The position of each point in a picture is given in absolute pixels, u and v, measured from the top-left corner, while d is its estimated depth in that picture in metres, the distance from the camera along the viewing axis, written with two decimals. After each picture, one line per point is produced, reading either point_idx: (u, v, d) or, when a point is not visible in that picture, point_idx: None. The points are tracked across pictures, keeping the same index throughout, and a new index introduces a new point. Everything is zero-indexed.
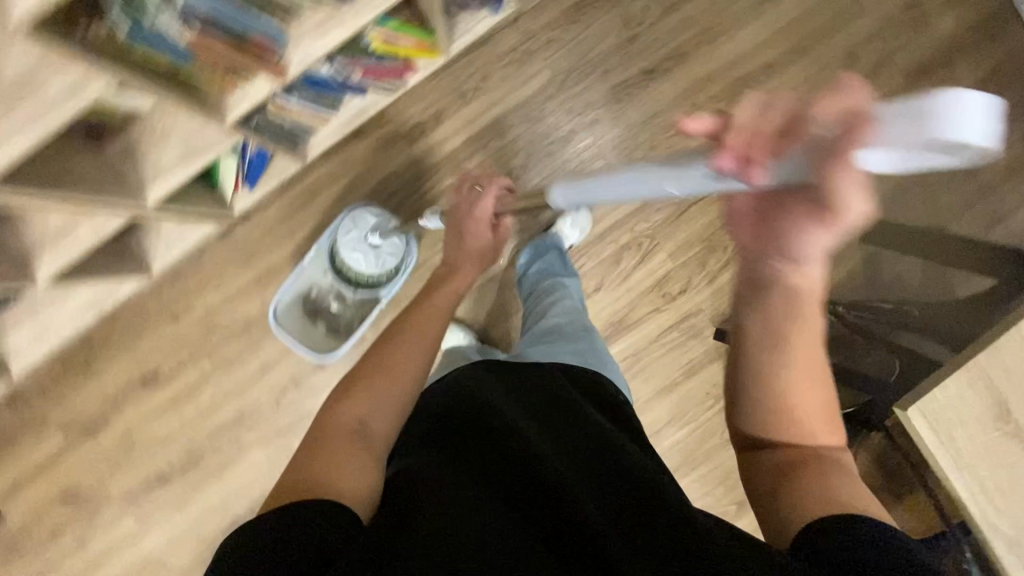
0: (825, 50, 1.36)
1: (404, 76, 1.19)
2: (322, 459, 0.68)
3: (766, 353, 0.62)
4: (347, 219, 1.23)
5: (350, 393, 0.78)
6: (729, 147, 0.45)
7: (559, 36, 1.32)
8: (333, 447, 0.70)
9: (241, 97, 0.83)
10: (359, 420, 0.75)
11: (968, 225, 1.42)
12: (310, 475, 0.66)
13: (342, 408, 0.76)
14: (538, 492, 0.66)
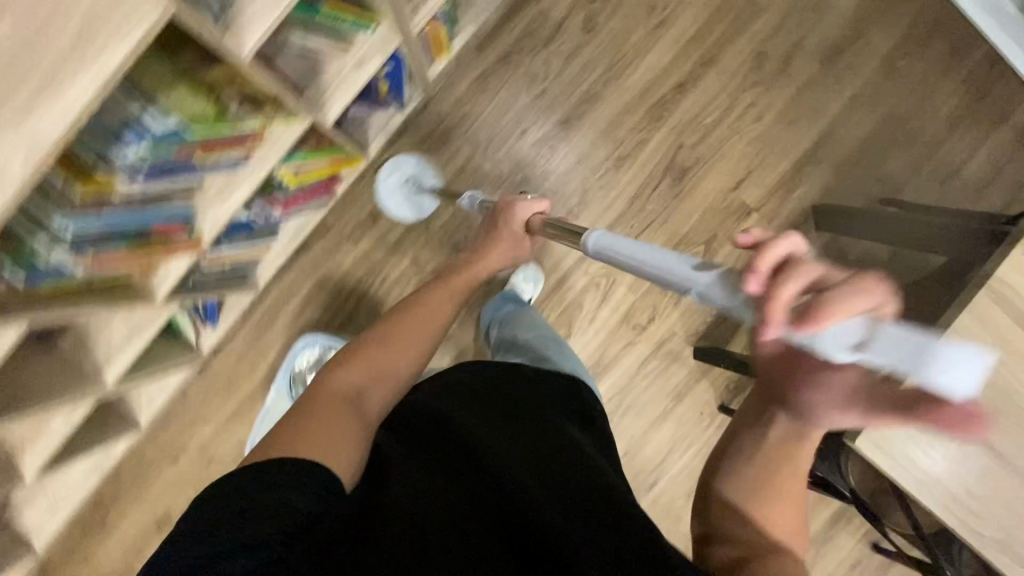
0: (733, 55, 1.36)
1: (330, 189, 1.24)
2: (309, 417, 0.66)
3: (758, 462, 0.63)
4: (389, 164, 1.32)
5: (347, 367, 0.77)
6: (761, 274, 0.45)
7: (471, 109, 1.35)
8: (322, 409, 0.68)
9: (164, 276, 0.88)
10: (354, 387, 0.75)
11: (920, 188, 1.40)
12: (292, 433, 0.63)
13: (339, 375, 0.76)
14: (511, 518, 0.62)
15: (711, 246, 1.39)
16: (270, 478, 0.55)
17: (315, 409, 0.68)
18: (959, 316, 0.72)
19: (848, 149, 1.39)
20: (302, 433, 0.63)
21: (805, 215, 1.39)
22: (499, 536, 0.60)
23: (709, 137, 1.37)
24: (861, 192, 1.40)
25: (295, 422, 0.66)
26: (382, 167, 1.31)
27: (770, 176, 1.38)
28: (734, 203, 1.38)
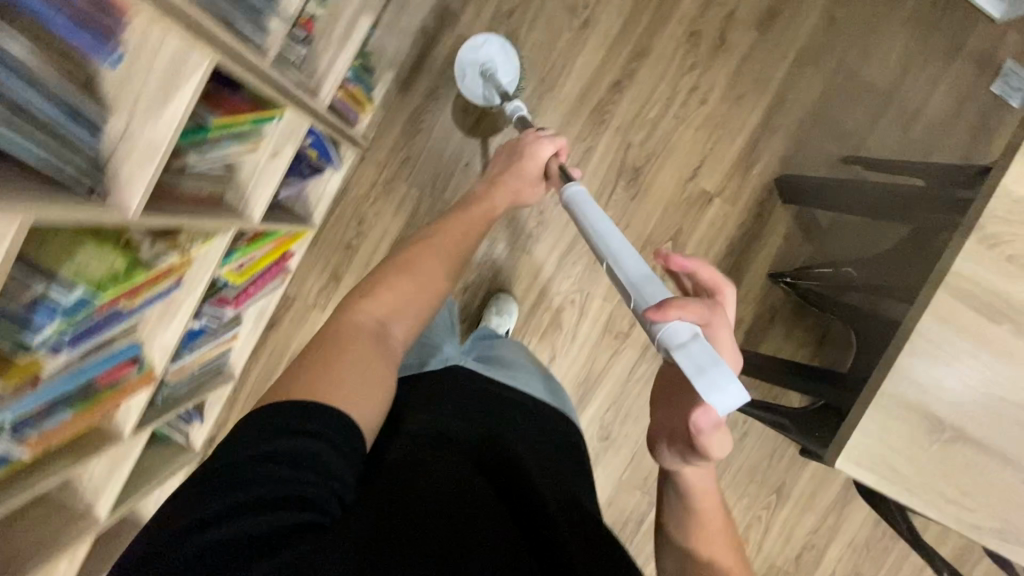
0: (665, 41, 1.30)
1: (282, 267, 1.22)
2: (340, 356, 0.64)
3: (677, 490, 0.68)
4: (481, 39, 1.18)
5: (371, 299, 0.74)
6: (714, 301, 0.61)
7: (409, 151, 1.30)
8: (353, 348, 0.66)
9: (127, 414, 0.87)
10: (377, 321, 0.72)
11: (883, 137, 1.35)
12: (326, 370, 0.61)
13: (363, 308, 0.73)
14: (526, 503, 0.67)
15: (679, 239, 1.35)
16: (311, 421, 0.53)
17: (344, 345, 0.66)
18: (924, 316, 0.69)
19: (801, 113, 1.34)
20: (335, 372, 0.61)
21: (769, 190, 1.35)
22: (520, 513, 0.65)
23: (656, 131, 1.32)
24: (824, 153, 1.35)
25: (325, 359, 0.63)
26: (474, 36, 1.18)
27: (726, 157, 1.34)
28: (694, 192, 1.34)
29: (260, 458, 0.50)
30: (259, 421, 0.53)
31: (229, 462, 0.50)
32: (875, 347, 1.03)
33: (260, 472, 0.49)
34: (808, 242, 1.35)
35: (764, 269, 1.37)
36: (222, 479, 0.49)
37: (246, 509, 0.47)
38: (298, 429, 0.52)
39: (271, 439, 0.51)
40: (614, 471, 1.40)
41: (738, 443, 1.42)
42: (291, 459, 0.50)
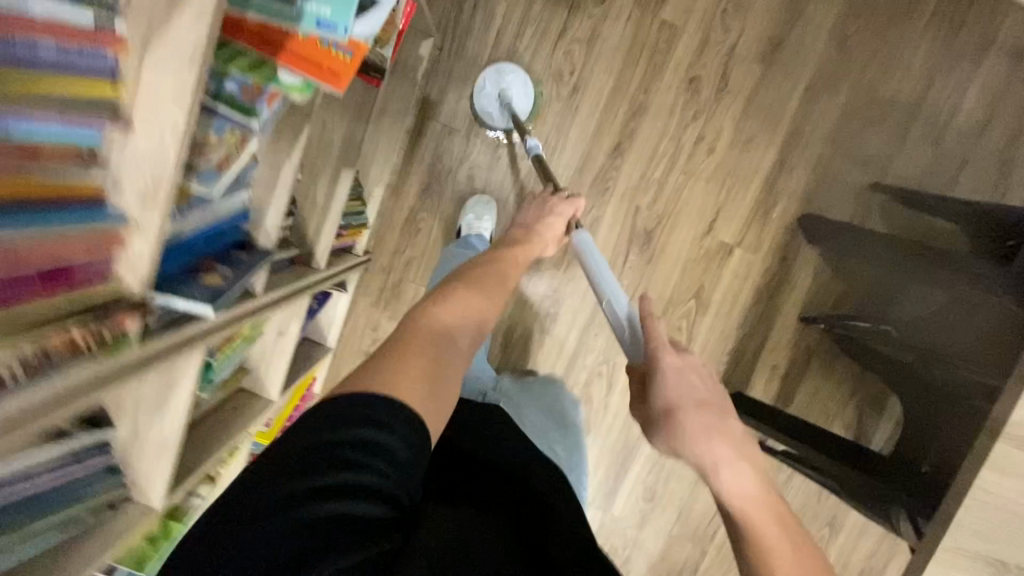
0: (663, 94, 1.20)
1: (310, 396, 1.24)
2: (420, 357, 0.55)
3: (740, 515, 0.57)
4: (513, 70, 1.15)
5: (443, 306, 0.65)
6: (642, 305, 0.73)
7: (411, 251, 1.25)
8: (434, 351, 0.57)
9: None
10: (446, 329, 0.62)
11: (915, 152, 1.23)
12: (404, 370, 0.52)
13: (435, 312, 0.63)
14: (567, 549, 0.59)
15: (702, 296, 1.29)
16: (381, 413, 0.46)
17: (421, 347, 0.56)
18: (982, 470, 0.66)
19: (820, 145, 1.23)
20: (417, 368, 0.53)
21: (793, 231, 1.27)
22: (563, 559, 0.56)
23: (664, 189, 1.25)
24: (850, 181, 1.24)
25: (405, 355, 0.54)
26: (506, 64, 1.15)
27: (742, 204, 1.26)
28: (712, 246, 1.27)
29: (342, 440, 0.44)
30: (338, 402, 0.47)
31: (310, 437, 0.44)
32: (924, 435, 0.99)
33: (347, 459, 0.43)
34: (837, 279, 1.27)
35: (794, 312, 1.30)
36: (300, 457, 0.43)
37: (334, 492, 0.42)
38: (380, 418, 0.46)
39: (356, 424, 0.45)
40: (664, 528, 1.40)
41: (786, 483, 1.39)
42: (378, 451, 0.44)
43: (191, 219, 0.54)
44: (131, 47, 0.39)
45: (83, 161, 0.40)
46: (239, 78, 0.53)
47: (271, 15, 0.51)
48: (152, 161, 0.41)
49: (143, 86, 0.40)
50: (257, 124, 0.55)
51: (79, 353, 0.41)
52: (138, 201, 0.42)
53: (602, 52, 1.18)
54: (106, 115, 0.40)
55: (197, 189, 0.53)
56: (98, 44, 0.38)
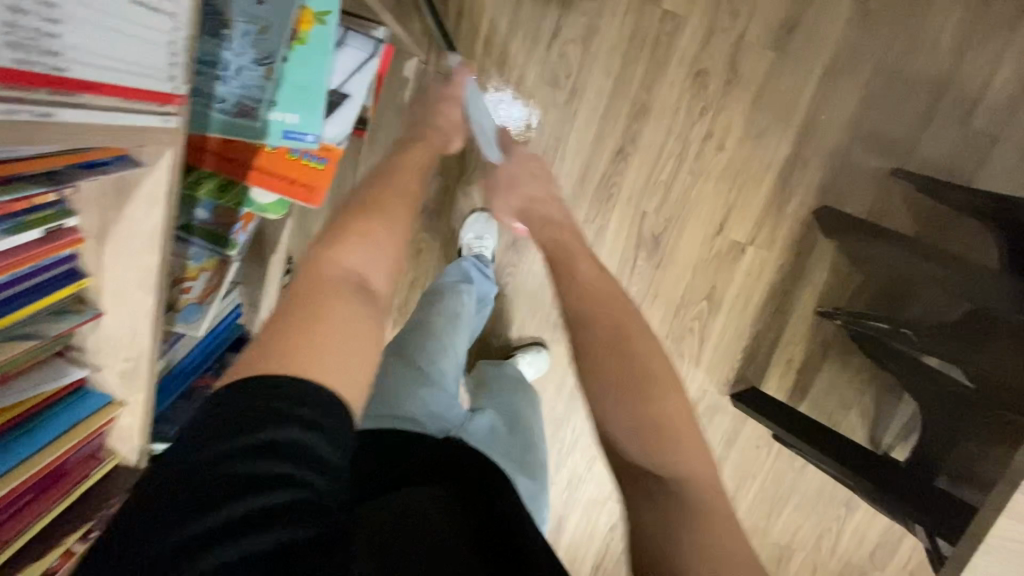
0: (666, 92, 1.14)
1: None
2: (321, 327, 0.45)
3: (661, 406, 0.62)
4: None
5: (347, 246, 0.55)
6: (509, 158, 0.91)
7: (414, 272, 1.23)
8: (346, 310, 0.48)
9: None
10: (359, 278, 0.53)
11: (942, 133, 1.14)
12: (315, 351, 0.43)
13: (342, 260, 0.53)
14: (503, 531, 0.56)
15: (715, 297, 1.25)
16: (278, 405, 0.39)
17: (326, 305, 0.47)
18: (999, 517, 0.66)
19: (838, 133, 1.15)
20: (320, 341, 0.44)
21: (808, 224, 1.20)
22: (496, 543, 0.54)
23: (672, 191, 1.19)
24: (871, 168, 1.17)
25: (307, 320, 0.46)
26: None
27: (755, 201, 1.19)
28: (723, 246, 1.22)
29: (247, 450, 0.36)
30: (229, 401, 0.38)
31: (200, 457, 0.36)
32: (933, 444, 1.00)
33: (260, 475, 0.36)
34: (856, 269, 1.21)
35: (810, 306, 1.24)
36: (196, 481, 0.35)
37: (256, 519, 0.34)
38: (291, 414, 0.39)
39: (260, 427, 0.37)
40: None
41: (802, 472, 1.37)
42: (294, 454, 0.37)
43: (179, 348, 0.58)
44: (87, 241, 0.43)
45: (53, 367, 0.47)
46: (211, 202, 0.55)
47: (234, 132, 0.50)
48: (128, 341, 0.47)
49: (104, 275, 0.44)
50: (233, 253, 0.55)
51: (85, 543, 0.52)
52: (118, 378, 0.49)
53: (599, 52, 1.12)
54: (72, 307, 0.45)
55: (180, 328, 0.55)
56: (61, 249, 0.41)
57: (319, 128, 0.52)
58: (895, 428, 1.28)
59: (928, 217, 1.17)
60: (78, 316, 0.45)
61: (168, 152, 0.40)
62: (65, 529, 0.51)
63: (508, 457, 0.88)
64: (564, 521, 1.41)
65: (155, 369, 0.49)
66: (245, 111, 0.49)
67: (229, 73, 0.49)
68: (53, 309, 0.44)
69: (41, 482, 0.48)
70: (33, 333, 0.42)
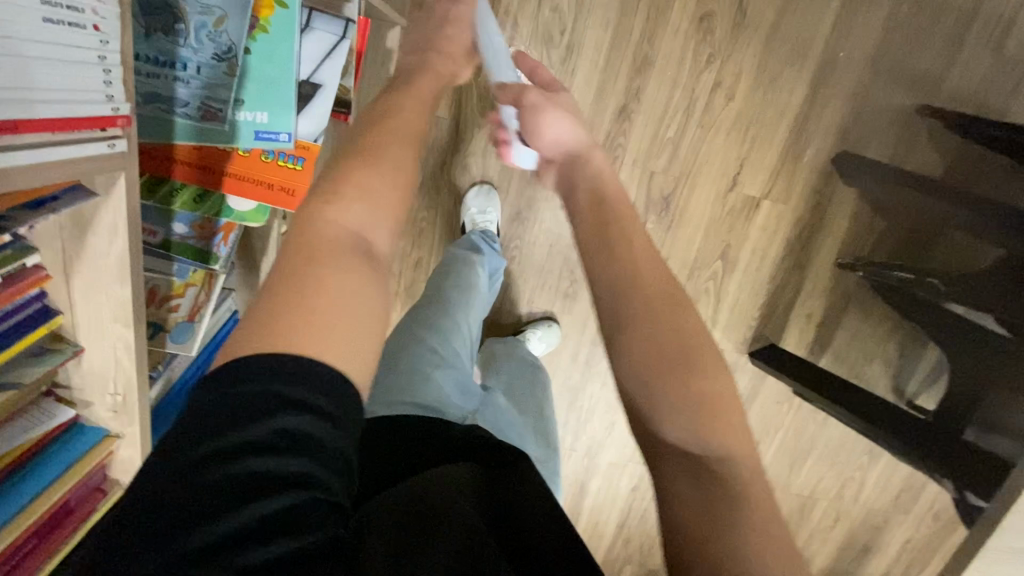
0: (670, 41, 1.06)
1: None
2: (312, 288, 0.39)
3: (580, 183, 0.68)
4: None
5: (343, 205, 0.46)
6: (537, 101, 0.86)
7: (419, 252, 1.20)
8: (341, 276, 0.41)
9: None
10: (357, 233, 0.45)
11: (972, 63, 1.05)
12: (301, 327, 0.37)
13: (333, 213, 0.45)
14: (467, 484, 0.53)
15: (730, 256, 1.20)
16: (261, 393, 0.34)
17: (319, 273, 0.41)
18: None
19: (858, 71, 1.07)
20: (313, 297, 0.39)
21: (826, 172, 1.14)
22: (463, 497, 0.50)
23: (680, 148, 1.13)
24: (893, 109, 1.09)
25: (295, 287, 0.40)
26: None
27: (769, 152, 1.12)
28: (737, 203, 1.16)
29: (235, 457, 0.32)
30: (223, 396, 0.34)
31: (190, 466, 0.32)
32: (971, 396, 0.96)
33: (253, 480, 0.32)
34: (881, 215, 1.15)
35: (831, 259, 1.19)
36: (219, 474, 0.32)
37: (251, 531, 0.31)
38: (283, 402, 0.34)
39: (256, 422, 0.33)
40: None
41: (824, 424, 1.36)
42: (290, 462, 0.33)
43: (176, 365, 0.58)
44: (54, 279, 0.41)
45: (39, 414, 0.46)
46: (187, 215, 0.52)
47: (203, 139, 0.47)
48: (113, 374, 0.46)
49: (79, 312, 0.43)
50: (217, 266, 0.53)
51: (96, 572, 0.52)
52: (110, 412, 0.49)
53: (594, 4, 1.05)
54: (51, 346, 0.44)
55: (172, 349, 0.55)
56: (25, 290, 0.39)
57: (290, 126, 0.49)
58: (919, 375, 1.25)
59: (957, 156, 1.09)
60: (58, 355, 0.44)
61: (120, 176, 0.39)
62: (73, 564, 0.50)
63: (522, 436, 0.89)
64: (586, 487, 1.43)
65: (144, 398, 0.48)
66: (210, 114, 0.46)
67: (188, 73, 0.45)
68: (28, 351, 0.43)
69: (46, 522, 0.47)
70: (14, 380, 0.41)
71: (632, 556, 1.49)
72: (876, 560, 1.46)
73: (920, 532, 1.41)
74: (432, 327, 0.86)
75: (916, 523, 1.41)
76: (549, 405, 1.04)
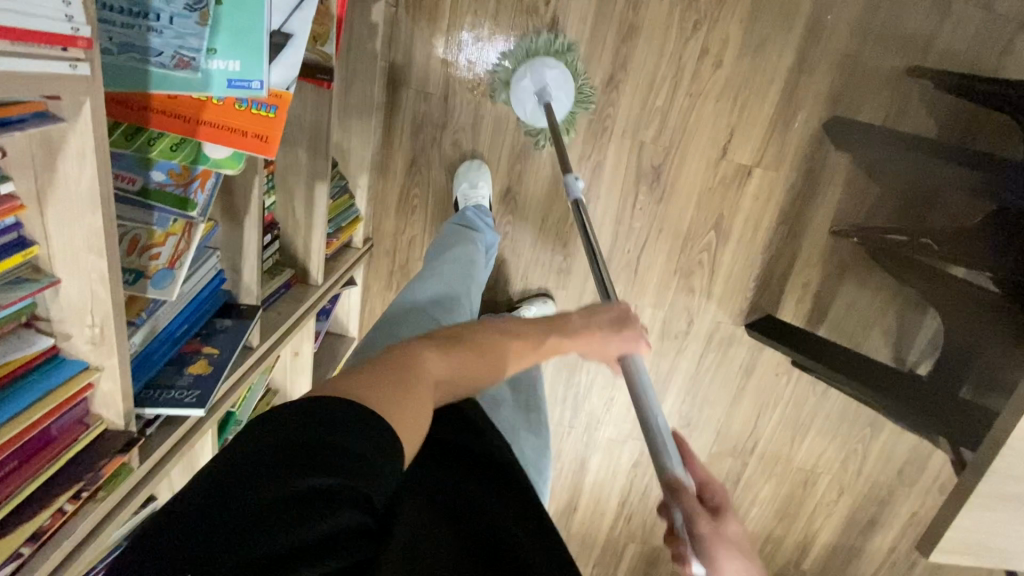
0: (656, 8, 1.06)
1: None
2: (411, 396, 0.45)
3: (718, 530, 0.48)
4: None
5: (443, 355, 0.54)
6: None
7: (412, 230, 1.21)
8: (424, 394, 0.47)
9: None
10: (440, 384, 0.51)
11: (963, 22, 1.04)
12: (393, 400, 0.43)
13: (429, 358, 0.52)
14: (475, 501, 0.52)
15: (723, 226, 1.20)
16: (331, 408, 0.37)
17: (414, 384, 0.47)
18: (1021, 419, 0.63)
19: (846, 35, 1.06)
20: (404, 409, 0.43)
21: (819, 138, 1.13)
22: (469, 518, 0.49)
23: (669, 118, 1.13)
24: (883, 71, 1.08)
25: (400, 382, 0.46)
26: None
27: (760, 119, 1.12)
28: (729, 171, 1.16)
29: (321, 444, 0.35)
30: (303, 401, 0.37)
31: (279, 441, 0.35)
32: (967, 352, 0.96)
33: (324, 460, 0.34)
34: (875, 182, 1.14)
35: (825, 226, 1.18)
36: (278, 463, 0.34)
37: (303, 502, 0.32)
38: (347, 418, 0.37)
39: (324, 425, 0.36)
40: (704, 449, 1.41)
41: (824, 396, 1.35)
42: (358, 461, 0.35)
43: (159, 315, 0.59)
44: (27, 207, 0.43)
45: (17, 341, 0.46)
46: (165, 162, 0.55)
47: (175, 87, 0.49)
48: (91, 306, 0.47)
49: (53, 240, 0.44)
50: (195, 214, 0.55)
51: (77, 503, 0.50)
52: (89, 345, 0.49)
53: None
54: (28, 276, 0.45)
55: (153, 294, 0.55)
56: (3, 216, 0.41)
57: (262, 75, 0.50)
58: (921, 343, 1.24)
59: (951, 117, 1.09)
60: (34, 284, 0.45)
61: (86, 102, 0.39)
62: (58, 488, 0.48)
63: (510, 417, 0.89)
64: (586, 464, 1.43)
65: (122, 333, 0.49)
66: (183, 63, 0.48)
67: (161, 23, 0.46)
68: (6, 279, 0.44)
69: (27, 447, 0.47)
70: None
71: (634, 533, 1.49)
72: (881, 534, 1.45)
73: (926, 504, 1.40)
74: (436, 299, 0.87)
75: (920, 495, 1.39)
76: (540, 386, 1.03)
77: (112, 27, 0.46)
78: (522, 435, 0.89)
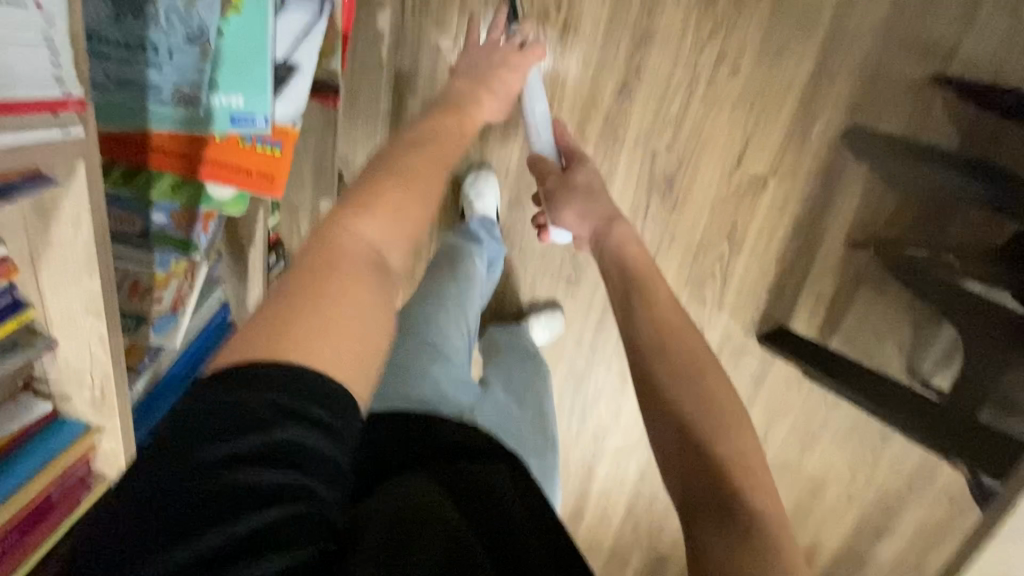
0: (671, 13, 1.04)
1: None
2: (331, 307, 0.46)
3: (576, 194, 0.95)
4: None
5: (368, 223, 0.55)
6: None
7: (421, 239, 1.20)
8: (345, 305, 0.47)
9: None
10: (375, 248, 0.54)
11: (994, 23, 0.96)
12: (304, 337, 0.43)
13: (360, 227, 0.54)
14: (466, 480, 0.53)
15: (736, 236, 1.18)
16: (248, 406, 0.38)
17: (332, 289, 0.48)
18: None
19: (870, 39, 1.01)
20: (319, 341, 0.44)
21: (837, 147, 1.09)
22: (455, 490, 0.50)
23: (682, 127, 1.11)
24: (906, 76, 1.02)
25: (312, 298, 0.47)
26: None
27: (776, 127, 1.08)
28: (743, 180, 1.13)
29: (229, 467, 0.36)
30: (199, 416, 0.37)
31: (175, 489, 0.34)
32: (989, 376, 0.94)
33: (245, 488, 0.35)
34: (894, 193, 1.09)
35: (841, 237, 1.14)
36: (199, 502, 0.34)
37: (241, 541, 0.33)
38: (263, 415, 0.38)
39: (240, 436, 0.37)
40: None
41: (836, 407, 1.32)
42: (287, 459, 0.37)
43: (162, 358, 0.65)
44: (20, 268, 0.49)
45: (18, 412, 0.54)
46: (166, 202, 0.60)
47: (178, 120, 0.53)
48: (90, 366, 0.54)
49: (50, 301, 0.51)
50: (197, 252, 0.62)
51: None
52: (89, 405, 0.57)
53: None
54: (24, 339, 0.52)
55: (155, 339, 0.64)
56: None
57: (265, 110, 0.53)
58: (936, 354, 1.18)
59: (982, 124, 1.02)
60: (30, 347, 0.52)
61: (82, 163, 0.46)
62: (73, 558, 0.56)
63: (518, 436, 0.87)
64: (594, 471, 1.43)
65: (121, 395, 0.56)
66: (184, 99, 0.52)
67: (161, 58, 0.50)
68: (4, 344, 0.51)
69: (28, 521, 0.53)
70: None
71: (641, 541, 1.47)
72: (894, 546, 1.42)
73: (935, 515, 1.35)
74: (426, 321, 0.85)
75: (934, 509, 1.35)
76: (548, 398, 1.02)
77: (111, 64, 0.50)
78: (529, 456, 0.87)
